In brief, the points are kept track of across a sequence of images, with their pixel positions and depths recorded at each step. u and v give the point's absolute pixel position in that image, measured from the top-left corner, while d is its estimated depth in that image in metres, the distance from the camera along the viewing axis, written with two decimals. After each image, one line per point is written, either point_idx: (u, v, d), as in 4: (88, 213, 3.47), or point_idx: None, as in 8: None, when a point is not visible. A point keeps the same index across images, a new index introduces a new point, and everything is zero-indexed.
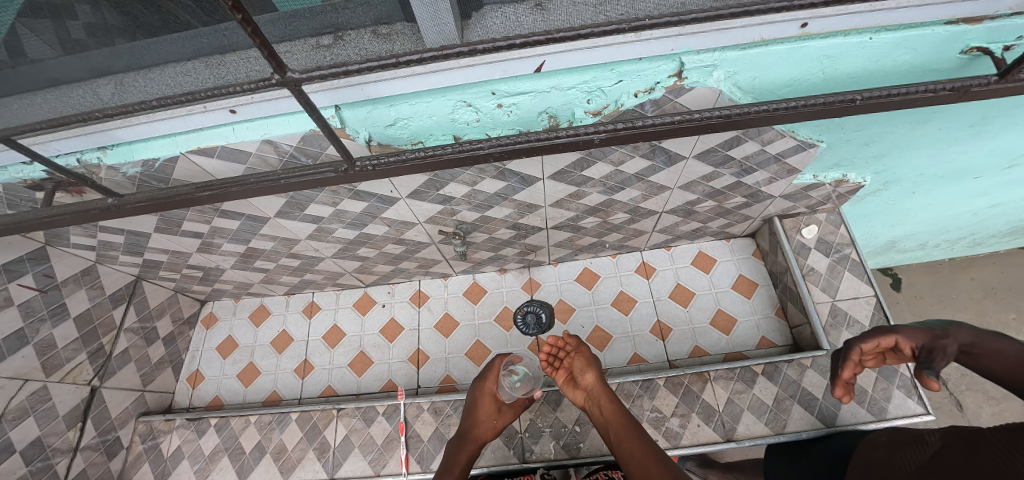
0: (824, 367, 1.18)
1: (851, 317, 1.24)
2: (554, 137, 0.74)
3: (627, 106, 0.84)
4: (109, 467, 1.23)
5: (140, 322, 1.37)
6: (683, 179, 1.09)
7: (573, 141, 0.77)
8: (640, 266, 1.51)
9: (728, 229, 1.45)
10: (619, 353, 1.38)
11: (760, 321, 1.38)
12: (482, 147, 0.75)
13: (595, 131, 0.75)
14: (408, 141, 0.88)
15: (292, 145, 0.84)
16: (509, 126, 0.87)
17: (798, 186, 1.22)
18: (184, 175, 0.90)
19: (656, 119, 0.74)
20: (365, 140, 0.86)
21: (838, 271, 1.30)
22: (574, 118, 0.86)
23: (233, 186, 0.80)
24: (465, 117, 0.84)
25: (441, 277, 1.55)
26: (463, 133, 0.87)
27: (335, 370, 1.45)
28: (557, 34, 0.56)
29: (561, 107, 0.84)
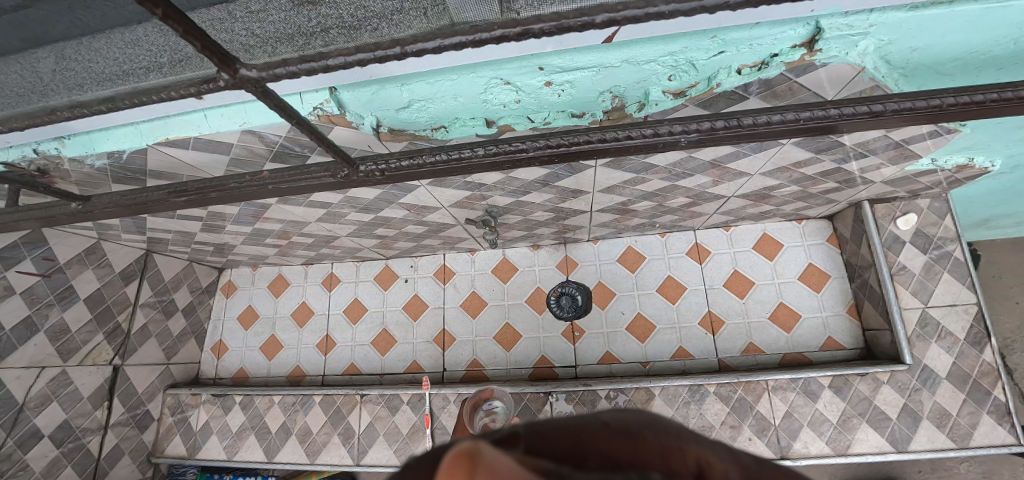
0: (903, 384, 1.03)
1: (944, 328, 1.06)
2: (612, 141, 0.60)
3: (724, 85, 0.65)
4: (143, 439, 1.26)
5: (156, 296, 1.32)
6: (772, 163, 0.87)
7: (641, 145, 0.61)
8: (692, 248, 1.33)
9: (802, 212, 1.23)
10: (662, 345, 1.26)
11: (828, 320, 1.22)
12: (522, 150, 0.61)
13: (675, 131, 0.58)
14: (427, 125, 0.71)
15: (282, 135, 0.68)
16: (560, 108, 0.69)
17: (908, 172, 0.98)
18: (160, 165, 0.77)
19: (752, 116, 0.57)
20: (371, 127, 0.70)
21: (934, 271, 1.10)
22: (651, 100, 0.67)
23: (213, 190, 0.66)
24: (501, 97, 0.65)
25: (467, 252, 1.42)
26: (497, 114, 0.69)
27: (359, 347, 1.40)
28: (664, 6, 0.40)
29: (632, 86, 0.64)
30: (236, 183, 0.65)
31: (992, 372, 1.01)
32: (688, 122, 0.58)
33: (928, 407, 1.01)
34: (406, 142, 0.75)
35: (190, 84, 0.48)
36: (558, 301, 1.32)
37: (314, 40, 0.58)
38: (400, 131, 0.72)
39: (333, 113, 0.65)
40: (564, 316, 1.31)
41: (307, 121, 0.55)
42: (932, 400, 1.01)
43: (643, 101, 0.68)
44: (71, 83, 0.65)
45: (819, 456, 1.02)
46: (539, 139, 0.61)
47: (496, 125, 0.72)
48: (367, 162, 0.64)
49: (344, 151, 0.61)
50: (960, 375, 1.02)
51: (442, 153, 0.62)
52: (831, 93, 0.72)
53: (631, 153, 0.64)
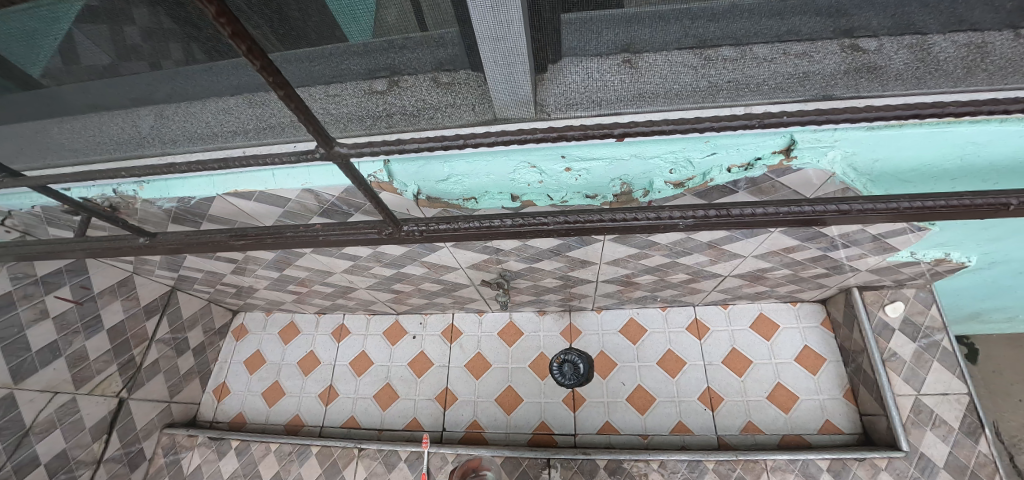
0: (902, 472, 1.04)
1: (938, 416, 1.08)
2: (624, 219, 0.69)
3: (716, 180, 0.76)
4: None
5: (172, 333, 1.35)
6: (763, 249, 0.96)
7: (648, 225, 0.71)
8: (691, 323, 1.39)
9: (797, 294, 1.30)
10: (661, 419, 1.27)
11: (826, 403, 1.23)
12: (546, 222, 0.71)
13: (677, 217, 0.68)
14: (460, 196, 0.82)
15: (335, 195, 0.79)
16: (576, 189, 0.79)
17: (890, 262, 1.06)
18: (219, 212, 0.88)
19: (741, 208, 0.67)
20: (412, 194, 0.80)
21: (924, 360, 1.14)
22: (654, 188, 0.78)
23: (269, 238, 0.75)
24: (526, 178, 0.76)
25: (476, 313, 1.48)
26: (521, 192, 0.80)
27: (360, 400, 1.41)
28: (665, 125, 0.53)
29: (639, 176, 0.76)
30: (292, 233, 0.74)
31: (987, 465, 1.02)
32: (689, 209, 0.68)
33: None
34: (439, 209, 0.85)
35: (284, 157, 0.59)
36: (561, 368, 1.35)
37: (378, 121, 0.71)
38: (435, 199, 0.83)
39: (381, 179, 0.76)
40: (566, 383, 1.33)
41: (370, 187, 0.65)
42: None
43: (647, 189, 0.79)
44: (163, 138, 0.77)
45: None
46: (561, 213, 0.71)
47: (520, 200, 0.82)
48: (410, 222, 0.73)
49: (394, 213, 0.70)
50: (957, 467, 1.03)
51: (475, 221, 0.72)
52: (810, 192, 0.82)
53: (639, 232, 0.74)
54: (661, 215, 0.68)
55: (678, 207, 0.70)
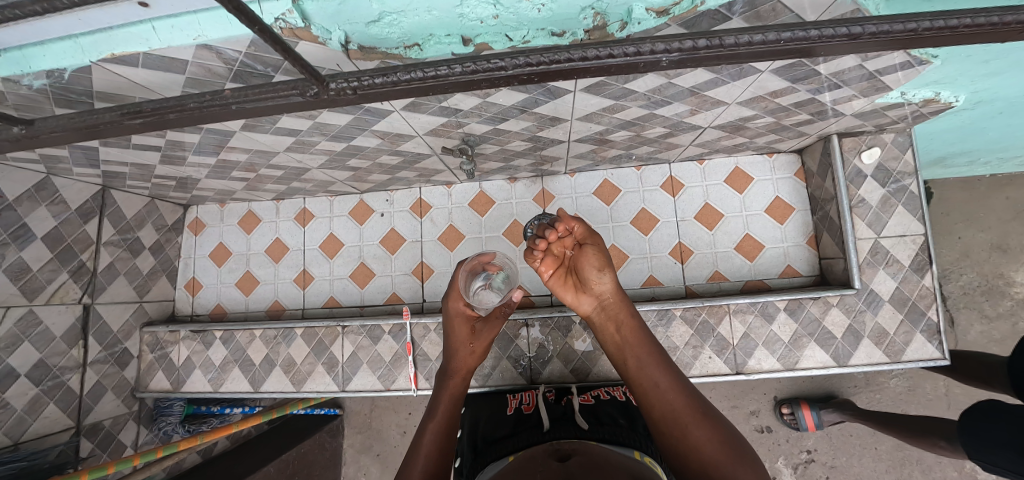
0: (850, 306, 1.12)
1: (892, 256, 1.15)
2: (596, 60, 0.58)
3: (706, 5, 0.63)
4: (125, 375, 1.29)
5: (119, 235, 1.28)
6: (748, 94, 0.87)
7: (627, 66, 0.59)
8: (665, 181, 1.36)
9: (776, 144, 1.26)
10: (634, 274, 1.32)
11: (789, 249, 1.30)
12: (504, 67, 0.58)
13: (660, 50, 0.56)
14: (400, 43, 0.67)
15: (241, 52, 0.63)
16: (539, 24, 0.65)
17: (878, 105, 0.99)
18: (110, 88, 0.72)
19: (736, 34, 0.55)
20: (340, 43, 0.65)
21: (890, 204, 1.17)
22: (633, 19, 0.64)
23: (169, 111, 0.61)
24: (477, 12, 0.61)
25: (443, 185, 1.37)
26: (473, 33, 0.66)
27: (337, 282, 1.40)
28: None
29: (614, 3, 0.62)
30: (195, 103, 0.60)
31: (928, 297, 1.11)
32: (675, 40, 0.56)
33: (870, 327, 1.11)
34: (378, 62, 0.70)
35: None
36: None
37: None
38: (370, 49, 0.68)
39: (297, 26, 0.61)
40: None
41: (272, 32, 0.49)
42: (873, 321, 1.11)
43: (625, 20, 0.65)
44: None
45: (771, 372, 1.10)
46: (522, 55, 0.58)
47: (473, 43, 0.68)
48: (337, 78, 0.59)
49: (313, 67, 0.55)
50: (900, 299, 1.12)
51: (415, 70, 0.58)
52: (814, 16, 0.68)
53: (614, 73, 0.62)
54: (642, 48, 0.56)
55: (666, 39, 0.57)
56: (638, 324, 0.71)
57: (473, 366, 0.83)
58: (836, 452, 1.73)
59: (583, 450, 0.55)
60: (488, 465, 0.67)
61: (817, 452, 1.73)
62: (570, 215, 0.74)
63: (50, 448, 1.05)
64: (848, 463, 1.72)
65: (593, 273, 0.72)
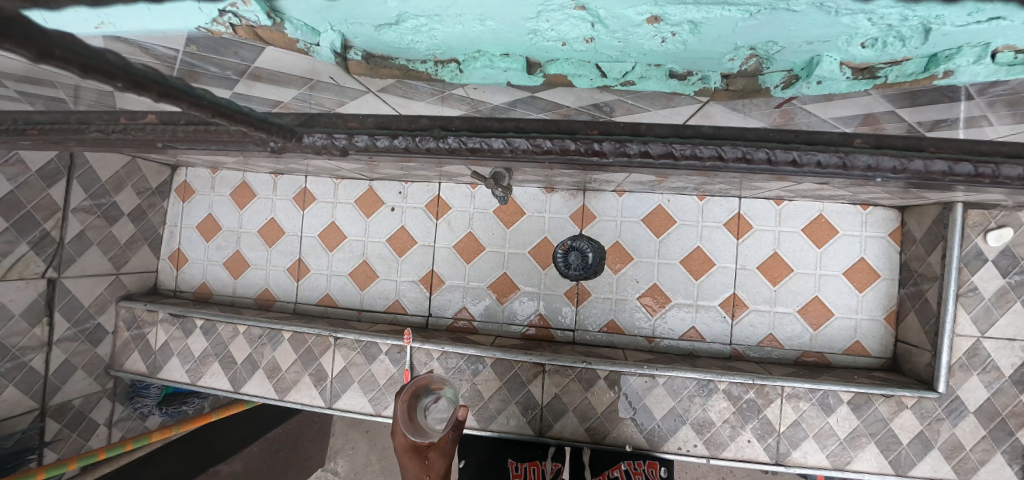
0: (927, 411, 0.96)
1: (992, 361, 0.98)
2: (683, 158, 0.36)
3: (945, 78, 0.37)
4: (98, 352, 1.24)
5: (91, 200, 1.17)
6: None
7: (736, 166, 0.37)
8: (732, 218, 1.12)
9: (877, 199, 1.02)
10: (674, 323, 1.12)
11: (860, 322, 1.10)
12: (551, 150, 0.38)
13: (777, 158, 0.35)
14: (430, 51, 0.44)
15: (180, 50, 0.46)
16: (656, 59, 0.41)
17: None
18: (23, 70, 0.59)
19: (942, 157, 0.33)
20: (332, 51, 0.44)
21: (1007, 298, 0.98)
22: (812, 76, 0.40)
23: (66, 136, 0.44)
24: (557, 37, 0.38)
25: (467, 185, 1.15)
26: (546, 57, 0.43)
27: (334, 278, 1.23)
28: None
29: (788, 52, 0.38)
30: (98, 132, 0.43)
31: (1021, 415, 0.96)
32: (804, 151, 0.35)
33: (943, 438, 0.96)
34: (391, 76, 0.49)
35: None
36: (566, 258, 1.10)
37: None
38: (381, 58, 0.47)
39: (261, 23, 0.40)
40: (571, 274, 1.10)
41: (208, 94, 0.32)
42: (950, 432, 0.96)
43: (797, 73, 0.41)
44: None
45: (816, 468, 0.97)
46: (569, 137, 0.38)
47: (543, 71, 0.45)
48: (314, 129, 0.41)
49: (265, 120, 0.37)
50: (988, 413, 0.97)
51: (448, 138, 0.39)
52: None
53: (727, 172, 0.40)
54: (749, 153, 0.35)
55: (807, 145, 0.35)
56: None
57: None
58: None
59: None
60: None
61: None
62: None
63: None
64: None
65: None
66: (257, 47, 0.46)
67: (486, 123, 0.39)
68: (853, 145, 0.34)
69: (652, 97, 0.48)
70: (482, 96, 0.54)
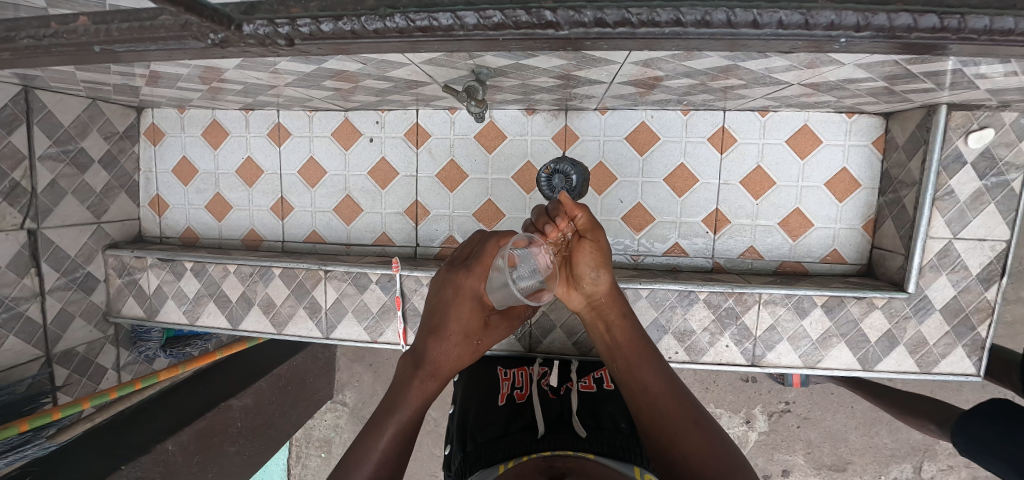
0: (895, 310, 1.01)
1: (961, 262, 1.01)
2: (641, 25, 0.35)
3: None
4: (92, 301, 1.26)
5: (57, 146, 1.13)
6: (873, 59, 0.66)
7: (696, 32, 0.35)
8: (715, 133, 1.10)
9: (863, 105, 1.00)
10: (657, 240, 1.14)
11: (839, 232, 1.12)
12: (502, 24, 0.36)
13: (738, 20, 0.33)
14: None
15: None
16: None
17: (1014, 83, 0.77)
18: None
19: (907, 10, 0.31)
20: None
21: (982, 201, 1.00)
22: None
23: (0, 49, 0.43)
24: None
25: (446, 109, 1.12)
26: None
27: (319, 214, 1.23)
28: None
29: None
30: (30, 38, 0.42)
31: (984, 310, 1.01)
32: (765, 9, 0.33)
33: (909, 335, 1.02)
34: None
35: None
36: (550, 180, 1.05)
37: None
38: None
39: None
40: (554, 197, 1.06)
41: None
42: (916, 329, 1.02)
43: None
44: None
45: (789, 367, 1.03)
46: (521, 7, 0.35)
47: None
48: (255, 17, 0.39)
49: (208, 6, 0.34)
50: (954, 309, 1.02)
51: (394, 16, 0.37)
52: None
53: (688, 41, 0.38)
54: (708, 15, 0.33)
55: (768, 3, 0.33)
56: (631, 321, 0.64)
57: (457, 367, 0.63)
58: (814, 405, 1.66)
59: (578, 471, 0.55)
60: (476, 472, 0.68)
61: (795, 404, 1.67)
62: (573, 201, 0.59)
63: (14, 383, 1.04)
64: (821, 416, 1.66)
65: (587, 270, 0.61)
66: None
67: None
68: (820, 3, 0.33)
69: None
70: None
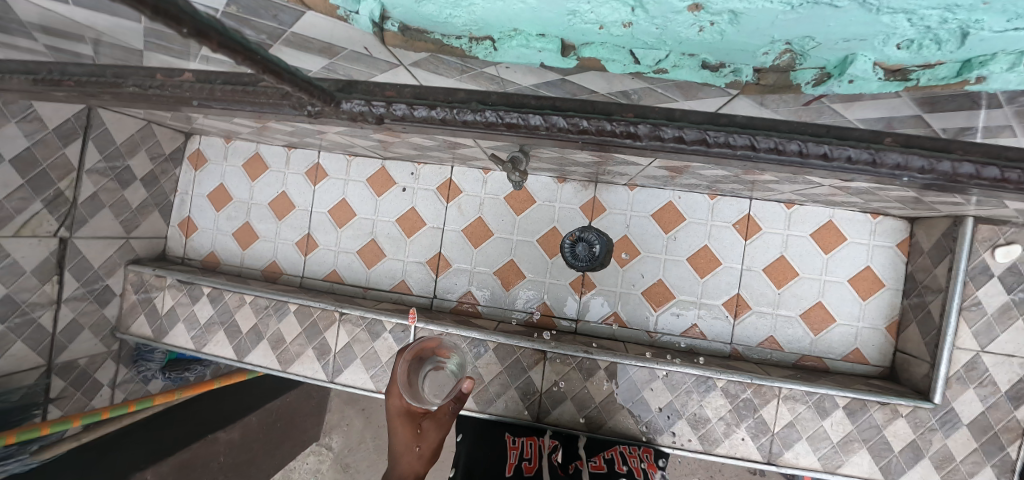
0: (920, 421, 0.97)
1: (989, 376, 0.99)
2: (715, 145, 0.34)
3: (981, 84, 0.37)
4: (105, 314, 1.24)
5: (106, 162, 1.17)
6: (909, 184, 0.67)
7: (766, 157, 0.34)
8: (741, 219, 1.13)
9: (889, 209, 1.02)
10: (676, 320, 1.14)
11: (861, 331, 1.11)
12: (586, 130, 0.36)
13: (807, 151, 0.33)
14: (464, 30, 0.44)
15: (219, 9, 0.47)
16: (691, 48, 0.40)
17: None
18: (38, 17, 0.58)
19: (969, 158, 0.30)
20: (371, 20, 0.44)
21: (1009, 315, 0.99)
22: (845, 75, 0.39)
23: (102, 89, 0.43)
24: (602, 13, 0.36)
25: (480, 170, 1.16)
26: (580, 36, 0.41)
27: (342, 255, 1.25)
28: None
29: (827, 47, 0.36)
30: (136, 86, 0.42)
31: (1014, 430, 0.97)
32: (836, 144, 0.32)
33: (935, 448, 0.97)
34: (426, 53, 0.49)
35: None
36: (574, 248, 1.07)
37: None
38: (417, 31, 0.46)
39: None
40: (577, 266, 1.07)
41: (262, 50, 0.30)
42: (941, 442, 0.97)
43: (829, 71, 0.40)
44: None
45: (807, 469, 0.99)
46: (604, 118, 0.35)
47: (577, 54, 0.44)
48: (352, 95, 0.40)
49: (310, 81, 0.35)
50: (982, 426, 0.98)
51: (485, 111, 0.37)
52: None
53: (753, 164, 0.38)
54: (782, 144, 0.33)
55: (838, 140, 0.32)
56: None
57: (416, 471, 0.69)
58: None
59: None
60: None
61: None
62: None
63: (13, 389, 1.01)
64: None
65: None
66: (296, 11, 0.46)
67: (524, 98, 0.37)
68: (884, 142, 0.32)
69: (682, 87, 0.47)
70: (512, 77, 0.53)
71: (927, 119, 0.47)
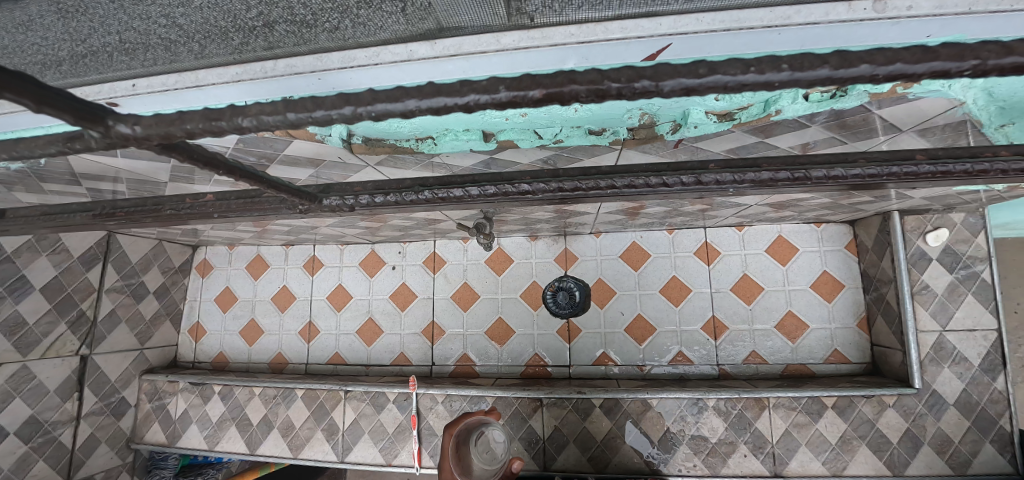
0: (909, 408, 1.01)
1: (960, 353, 1.04)
2: (590, 190, 0.47)
3: (783, 113, 0.51)
4: (120, 426, 1.28)
5: (123, 280, 1.30)
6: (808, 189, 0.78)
7: (629, 191, 0.47)
8: (700, 247, 1.24)
9: (824, 216, 1.14)
10: (662, 349, 1.20)
11: (836, 332, 1.18)
12: (496, 194, 0.48)
13: (654, 182, 0.46)
14: (411, 135, 0.56)
15: (231, 147, 0.58)
16: (573, 123, 0.53)
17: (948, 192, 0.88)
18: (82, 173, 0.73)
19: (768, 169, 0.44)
20: (341, 139, 0.56)
21: (958, 293, 1.07)
22: (689, 123, 0.53)
23: (146, 215, 0.55)
24: (502, 111, 0.50)
25: (459, 240, 1.30)
26: (496, 128, 0.54)
27: (342, 337, 1.33)
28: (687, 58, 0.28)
29: (667, 107, 0.50)
30: (172, 210, 0.54)
31: (1001, 402, 1.00)
32: (671, 175, 0.46)
33: (931, 434, 1.00)
34: (384, 154, 0.61)
35: (48, 142, 0.29)
36: (555, 297, 1.21)
37: (255, 38, 0.36)
38: (376, 141, 0.58)
39: None
40: (561, 313, 1.20)
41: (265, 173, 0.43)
42: (936, 427, 1.00)
43: (678, 122, 0.54)
44: None
45: (816, 478, 1.00)
46: (508, 183, 0.47)
47: (496, 139, 0.57)
48: (330, 194, 0.51)
49: (298, 187, 0.47)
50: (968, 404, 1.01)
51: (424, 191, 0.48)
52: (904, 127, 0.57)
53: (629, 199, 0.50)
54: (633, 181, 0.46)
55: (674, 171, 0.46)
56: None
57: None
58: None
59: None
60: None
61: None
62: None
63: None
64: None
65: None
66: (287, 142, 0.56)
67: (451, 178, 0.49)
68: (710, 168, 0.46)
69: (582, 150, 0.62)
70: (454, 161, 0.66)
71: (772, 143, 0.60)
